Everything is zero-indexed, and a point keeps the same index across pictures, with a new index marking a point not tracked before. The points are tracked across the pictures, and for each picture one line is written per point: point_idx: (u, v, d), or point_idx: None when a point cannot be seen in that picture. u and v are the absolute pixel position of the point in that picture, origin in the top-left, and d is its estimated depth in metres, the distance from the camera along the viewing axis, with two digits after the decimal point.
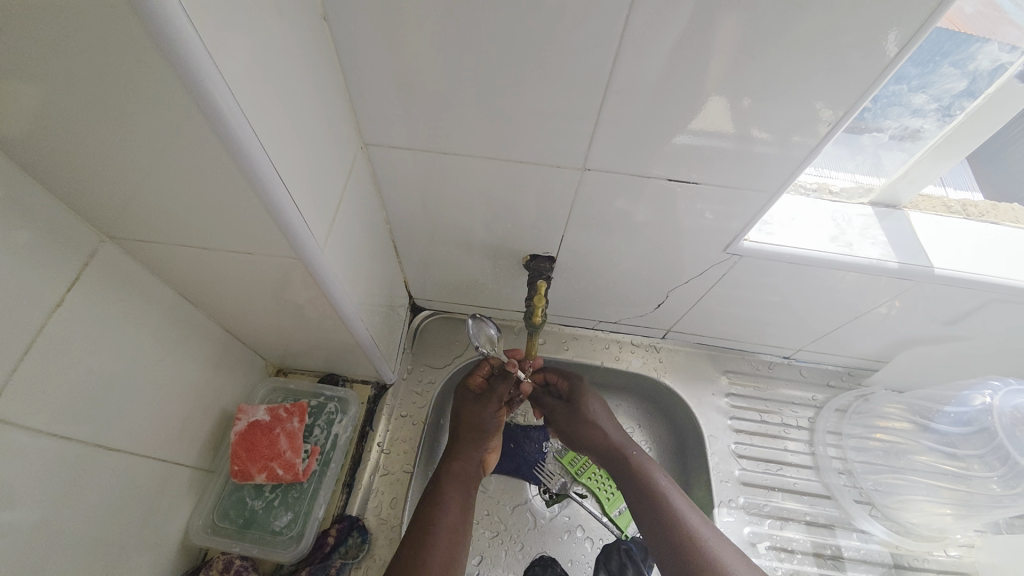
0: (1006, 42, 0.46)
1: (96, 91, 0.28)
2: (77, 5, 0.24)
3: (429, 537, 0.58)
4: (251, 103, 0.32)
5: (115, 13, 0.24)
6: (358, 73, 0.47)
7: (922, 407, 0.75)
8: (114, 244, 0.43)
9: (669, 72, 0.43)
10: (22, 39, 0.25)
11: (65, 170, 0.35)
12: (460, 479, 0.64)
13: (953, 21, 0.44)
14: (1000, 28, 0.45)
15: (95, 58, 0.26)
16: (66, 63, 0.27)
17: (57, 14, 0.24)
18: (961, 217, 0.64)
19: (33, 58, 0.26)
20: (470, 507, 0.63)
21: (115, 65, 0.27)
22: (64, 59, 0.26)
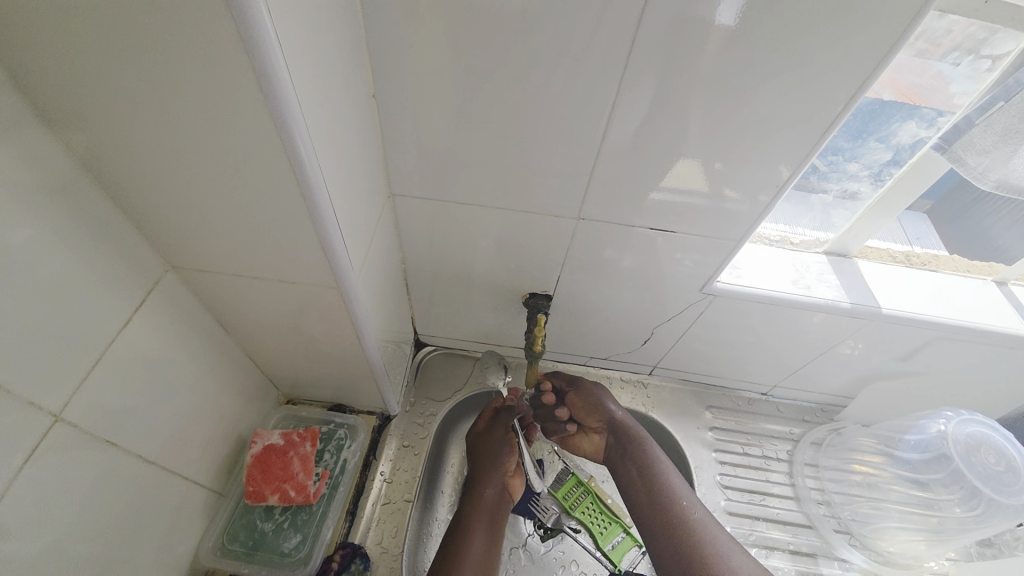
0: (932, 108, 0.55)
1: (208, 149, 0.37)
2: (217, 89, 0.33)
3: (458, 558, 0.63)
4: (327, 166, 0.41)
5: (242, 96, 0.33)
6: (393, 138, 0.56)
7: (888, 437, 0.80)
8: (175, 273, 0.51)
9: (648, 142, 0.53)
10: (167, 112, 0.35)
11: (157, 208, 0.43)
12: (485, 507, 0.70)
13: (893, 94, 0.55)
14: (933, 95, 0.54)
15: (214, 127, 0.36)
16: (192, 128, 0.36)
17: (198, 95, 0.34)
18: (904, 266, 0.74)
19: (170, 125, 0.36)
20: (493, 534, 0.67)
21: (229, 132, 0.36)
22: (191, 125, 0.36)
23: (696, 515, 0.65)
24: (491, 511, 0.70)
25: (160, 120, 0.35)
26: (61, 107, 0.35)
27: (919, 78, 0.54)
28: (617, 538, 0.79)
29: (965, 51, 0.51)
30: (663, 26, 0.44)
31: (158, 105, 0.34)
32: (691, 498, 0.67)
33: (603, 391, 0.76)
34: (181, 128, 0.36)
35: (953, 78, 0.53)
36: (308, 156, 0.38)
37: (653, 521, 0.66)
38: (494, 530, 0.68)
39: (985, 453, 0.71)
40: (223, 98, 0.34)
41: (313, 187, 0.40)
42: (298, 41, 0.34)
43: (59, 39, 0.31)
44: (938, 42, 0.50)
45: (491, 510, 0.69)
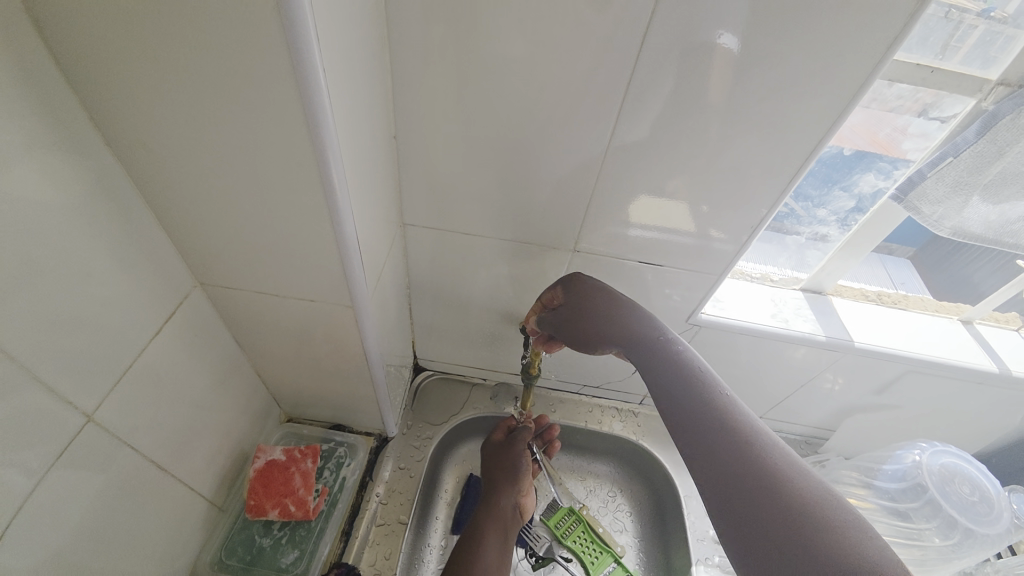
0: (891, 159, 0.62)
1: (253, 179, 0.43)
2: (268, 130, 0.39)
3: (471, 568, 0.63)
4: (356, 198, 0.47)
5: (289, 136, 0.39)
6: (409, 174, 0.62)
7: (869, 467, 0.84)
8: (202, 290, 0.55)
9: (637, 184, 0.60)
10: (222, 147, 0.41)
11: (198, 229, 0.48)
12: (498, 521, 0.71)
13: (860, 144, 0.61)
14: (893, 147, 0.61)
15: (261, 161, 0.41)
16: (241, 161, 0.42)
17: (251, 134, 0.39)
18: (876, 304, 0.79)
19: (224, 159, 0.41)
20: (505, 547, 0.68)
21: (273, 166, 0.42)
22: (241, 159, 0.41)
23: (810, 479, 0.42)
24: (505, 524, 0.71)
25: (216, 155, 0.41)
26: (132, 141, 0.41)
27: (880, 129, 0.60)
28: (608, 568, 0.80)
29: (918, 112, 0.58)
30: (649, 88, 0.51)
31: (215, 142, 0.40)
32: (762, 426, 0.48)
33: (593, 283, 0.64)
34: (234, 162, 0.42)
35: (909, 134, 0.59)
36: (339, 189, 0.43)
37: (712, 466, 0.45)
38: (506, 546, 0.69)
39: (959, 484, 0.74)
40: (274, 139, 0.40)
41: (340, 215, 0.45)
42: (339, 93, 0.41)
43: (143, 88, 0.37)
44: (896, 104, 0.58)
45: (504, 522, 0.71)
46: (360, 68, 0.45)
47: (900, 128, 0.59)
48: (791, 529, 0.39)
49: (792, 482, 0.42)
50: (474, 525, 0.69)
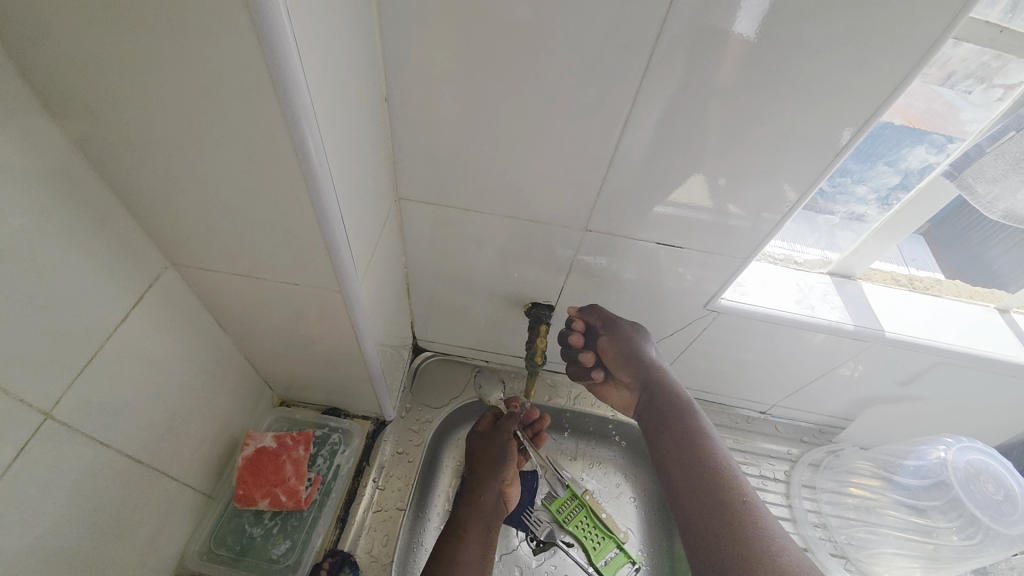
0: (943, 134, 0.55)
1: (217, 146, 0.37)
2: (228, 87, 0.33)
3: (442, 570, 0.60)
4: (337, 166, 0.41)
5: (256, 96, 0.33)
6: (403, 143, 0.55)
7: (886, 461, 0.80)
8: (175, 270, 0.50)
9: (657, 160, 0.53)
10: (179, 110, 0.35)
11: (161, 203, 0.42)
12: (481, 515, 0.68)
13: (907, 119, 0.55)
14: (948, 121, 0.54)
15: (224, 126, 0.35)
16: (201, 125, 0.36)
17: (210, 91, 0.33)
18: (908, 290, 0.73)
19: (181, 122, 0.36)
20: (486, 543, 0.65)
21: (238, 132, 0.36)
22: (201, 122, 0.35)
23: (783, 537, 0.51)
24: (488, 519, 0.68)
25: (169, 116, 0.35)
26: (71, 102, 0.35)
27: (930, 104, 0.54)
28: (610, 554, 0.79)
29: (978, 80, 0.51)
30: (678, 45, 0.44)
31: (168, 101, 0.34)
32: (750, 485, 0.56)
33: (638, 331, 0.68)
34: (193, 126, 0.36)
35: (967, 102, 0.52)
36: (316, 156, 0.38)
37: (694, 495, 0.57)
38: (487, 542, 0.66)
39: (984, 482, 0.71)
40: (238, 98, 0.34)
41: (319, 185, 0.39)
42: (312, 44, 0.34)
43: (72, 33, 0.31)
44: (948, 69, 0.50)
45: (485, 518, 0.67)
46: (338, 12, 0.38)
47: (951, 111, 0.54)
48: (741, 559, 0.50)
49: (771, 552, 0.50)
50: (455, 522, 0.67)
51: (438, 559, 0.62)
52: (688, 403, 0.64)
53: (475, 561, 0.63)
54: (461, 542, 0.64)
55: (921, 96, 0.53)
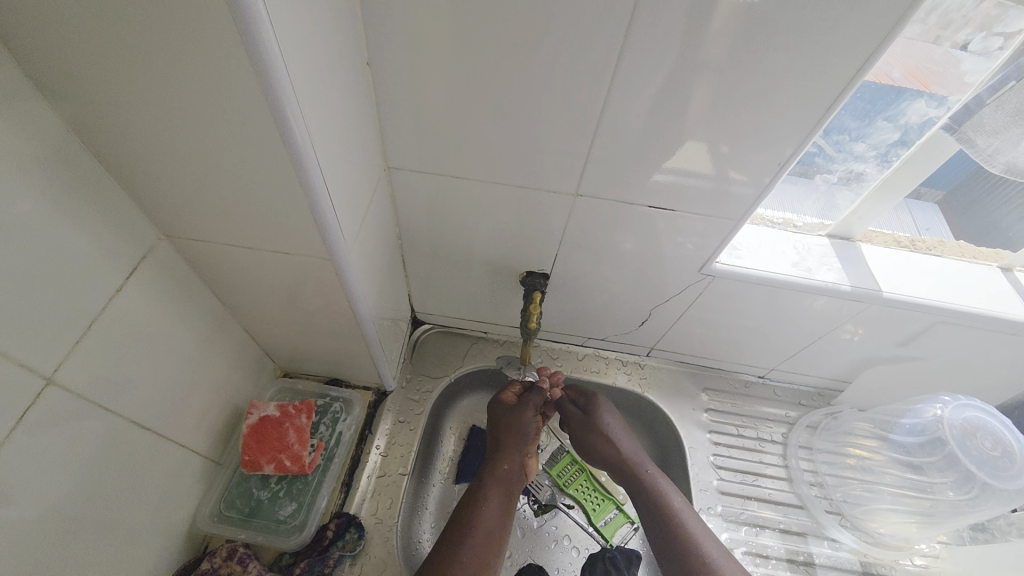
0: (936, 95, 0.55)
1: (193, 107, 0.37)
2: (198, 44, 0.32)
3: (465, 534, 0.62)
4: (317, 131, 0.41)
5: (229, 52, 0.33)
6: (388, 108, 0.54)
7: (885, 420, 0.81)
8: (167, 242, 0.50)
9: (651, 120, 0.52)
10: (152, 70, 0.34)
11: (144, 171, 0.42)
12: (503, 482, 0.69)
13: (910, 72, 0.54)
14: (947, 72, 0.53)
15: (199, 86, 0.35)
16: (177, 86, 0.35)
17: (181, 49, 0.33)
18: (908, 251, 0.72)
19: (156, 83, 0.35)
20: (507, 508, 0.67)
21: (215, 92, 0.35)
22: (176, 83, 0.35)
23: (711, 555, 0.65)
24: (509, 485, 0.69)
25: (142, 78, 0.35)
26: (46, 66, 0.35)
27: (925, 57, 0.53)
28: (609, 515, 0.82)
29: (978, 29, 0.50)
30: None
31: (140, 62, 0.34)
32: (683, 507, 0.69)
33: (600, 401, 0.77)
34: (169, 88, 0.35)
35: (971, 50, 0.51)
36: (294, 117, 0.37)
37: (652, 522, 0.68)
38: (508, 508, 0.67)
39: (980, 439, 0.71)
40: (211, 58, 0.33)
41: (300, 147, 0.39)
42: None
43: None
44: (952, 24, 0.49)
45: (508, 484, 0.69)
46: None
47: (953, 62, 0.53)
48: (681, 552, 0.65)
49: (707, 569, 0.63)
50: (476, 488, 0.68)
51: (457, 524, 0.64)
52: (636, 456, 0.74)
53: (496, 527, 0.65)
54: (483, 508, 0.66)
55: (917, 48, 0.52)
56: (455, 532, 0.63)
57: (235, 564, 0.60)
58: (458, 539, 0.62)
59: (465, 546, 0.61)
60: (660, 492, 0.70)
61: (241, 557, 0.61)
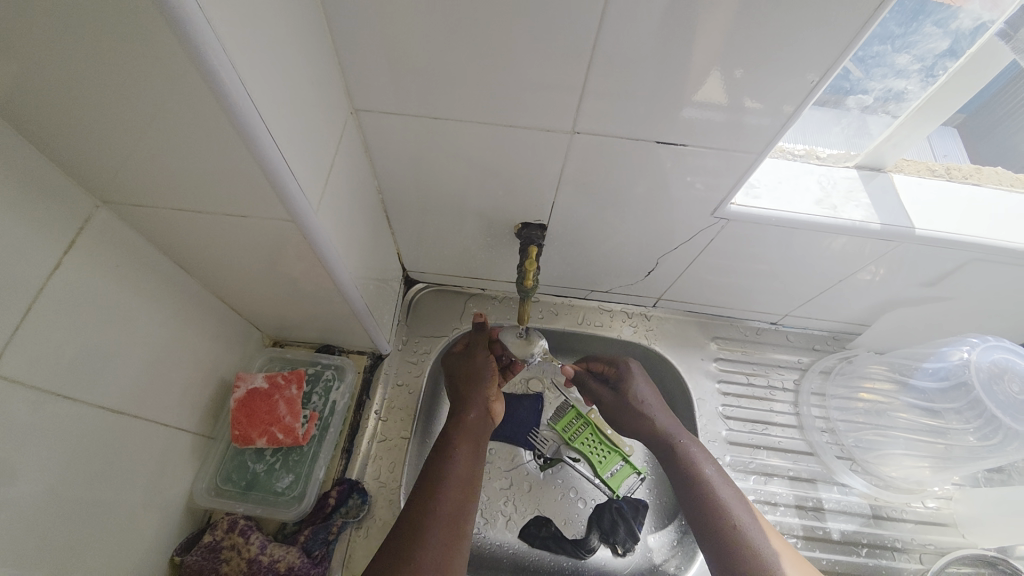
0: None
1: (84, 48, 0.29)
2: None
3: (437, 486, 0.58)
4: (245, 66, 0.34)
5: None
6: (346, 37, 0.46)
7: (902, 364, 0.78)
8: (109, 210, 0.45)
9: (659, 40, 0.44)
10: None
11: (56, 131, 0.36)
12: (470, 433, 0.65)
13: None
14: None
15: (79, 16, 0.28)
16: (53, 18, 0.28)
17: None
18: (945, 180, 0.65)
19: (23, 19, 0.28)
20: (477, 456, 0.63)
21: (101, 23, 0.28)
22: (51, 14, 0.28)
23: (746, 524, 0.62)
24: (476, 433, 0.65)
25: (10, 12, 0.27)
26: None
27: None
28: (616, 466, 0.81)
29: None
30: None
31: None
32: (716, 478, 0.67)
33: (632, 374, 0.75)
34: (44, 23, 0.28)
35: None
36: (209, 44, 0.30)
37: (685, 490, 0.67)
38: (478, 458, 0.63)
39: (1008, 382, 0.68)
40: None
41: (226, 86, 0.32)
42: None
43: None
44: None
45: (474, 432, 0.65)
46: None
47: None
48: (713, 519, 0.63)
49: (740, 537, 0.61)
50: (442, 440, 0.64)
51: (428, 478, 0.59)
52: (666, 428, 0.72)
53: (465, 479, 0.60)
54: (450, 459, 0.61)
55: None
56: (422, 487, 0.59)
57: (237, 536, 0.60)
58: (427, 494, 0.58)
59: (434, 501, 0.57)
60: (687, 458, 0.69)
61: (242, 529, 0.60)
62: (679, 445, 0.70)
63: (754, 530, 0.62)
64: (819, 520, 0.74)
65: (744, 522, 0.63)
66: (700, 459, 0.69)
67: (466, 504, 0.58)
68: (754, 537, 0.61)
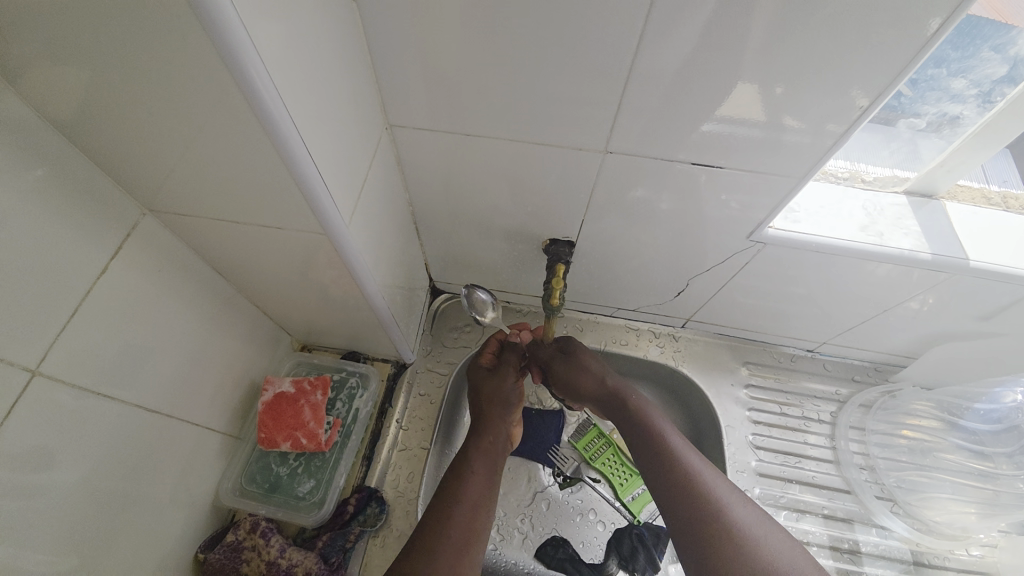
0: None
1: (139, 69, 0.31)
2: None
3: (451, 507, 0.57)
4: (285, 82, 0.35)
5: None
6: (384, 56, 0.47)
7: (952, 404, 0.75)
8: (154, 217, 0.47)
9: (694, 61, 0.43)
10: (78, 25, 0.29)
11: (112, 144, 0.38)
12: (488, 455, 0.64)
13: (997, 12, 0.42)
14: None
15: (136, 40, 0.29)
16: (111, 42, 0.30)
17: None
18: (1001, 210, 0.61)
19: (86, 43, 0.30)
20: (493, 479, 0.62)
21: (155, 45, 0.30)
22: (109, 39, 0.29)
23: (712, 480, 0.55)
24: (493, 455, 0.64)
25: (77, 37, 0.29)
26: None
27: None
28: (637, 490, 0.79)
29: None
30: None
31: (63, 16, 0.28)
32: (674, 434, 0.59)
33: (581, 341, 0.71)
34: (104, 46, 0.30)
35: None
36: (254, 66, 0.31)
37: (646, 449, 0.59)
38: (494, 482, 0.62)
39: None
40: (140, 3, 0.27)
41: (267, 104, 0.33)
42: None
43: None
44: None
45: (494, 457, 0.64)
46: None
47: None
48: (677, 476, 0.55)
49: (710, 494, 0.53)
50: (460, 461, 0.63)
51: (442, 495, 0.59)
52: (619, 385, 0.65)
53: (480, 499, 0.59)
54: (466, 475, 0.61)
55: None
56: (438, 503, 0.58)
57: (258, 537, 0.61)
58: (441, 513, 0.57)
59: (448, 521, 0.56)
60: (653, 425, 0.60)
61: (263, 531, 0.61)
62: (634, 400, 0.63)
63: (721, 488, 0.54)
64: (855, 563, 0.70)
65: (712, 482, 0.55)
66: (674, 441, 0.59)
67: (479, 526, 0.57)
68: (723, 495, 0.53)
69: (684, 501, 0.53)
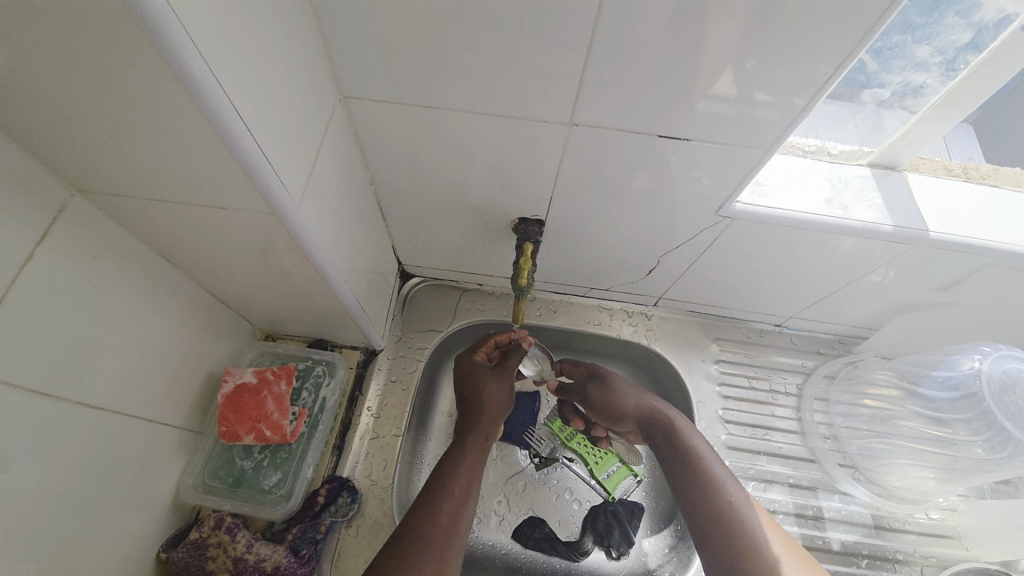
0: None
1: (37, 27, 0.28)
2: None
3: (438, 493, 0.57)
4: (212, 48, 0.31)
5: None
6: (332, 20, 0.44)
7: (910, 372, 0.76)
8: (83, 199, 0.43)
9: (660, 27, 0.41)
10: None
11: (20, 117, 0.34)
12: (477, 447, 0.63)
13: None
14: None
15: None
16: None
17: None
18: (961, 181, 0.62)
19: None
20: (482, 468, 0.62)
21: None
22: None
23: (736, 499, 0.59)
24: (482, 449, 0.63)
25: None
26: None
27: None
28: (612, 468, 0.80)
29: None
30: None
31: None
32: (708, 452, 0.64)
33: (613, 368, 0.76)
34: None
35: None
36: (172, 25, 0.28)
37: (678, 466, 0.64)
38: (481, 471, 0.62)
39: (1019, 393, 0.66)
40: None
41: (192, 69, 0.30)
42: None
43: None
44: None
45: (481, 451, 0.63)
46: None
47: None
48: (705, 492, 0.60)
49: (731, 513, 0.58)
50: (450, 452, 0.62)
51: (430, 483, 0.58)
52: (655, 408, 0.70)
53: (467, 487, 0.59)
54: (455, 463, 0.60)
55: None
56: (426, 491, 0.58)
57: (223, 534, 0.59)
58: (428, 499, 0.56)
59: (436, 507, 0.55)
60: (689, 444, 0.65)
61: (228, 527, 0.60)
62: (669, 423, 0.68)
63: (745, 506, 0.59)
64: (819, 528, 0.73)
65: (737, 500, 0.59)
66: (709, 458, 0.64)
67: (467, 512, 0.57)
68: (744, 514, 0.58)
69: (705, 508, 0.59)
